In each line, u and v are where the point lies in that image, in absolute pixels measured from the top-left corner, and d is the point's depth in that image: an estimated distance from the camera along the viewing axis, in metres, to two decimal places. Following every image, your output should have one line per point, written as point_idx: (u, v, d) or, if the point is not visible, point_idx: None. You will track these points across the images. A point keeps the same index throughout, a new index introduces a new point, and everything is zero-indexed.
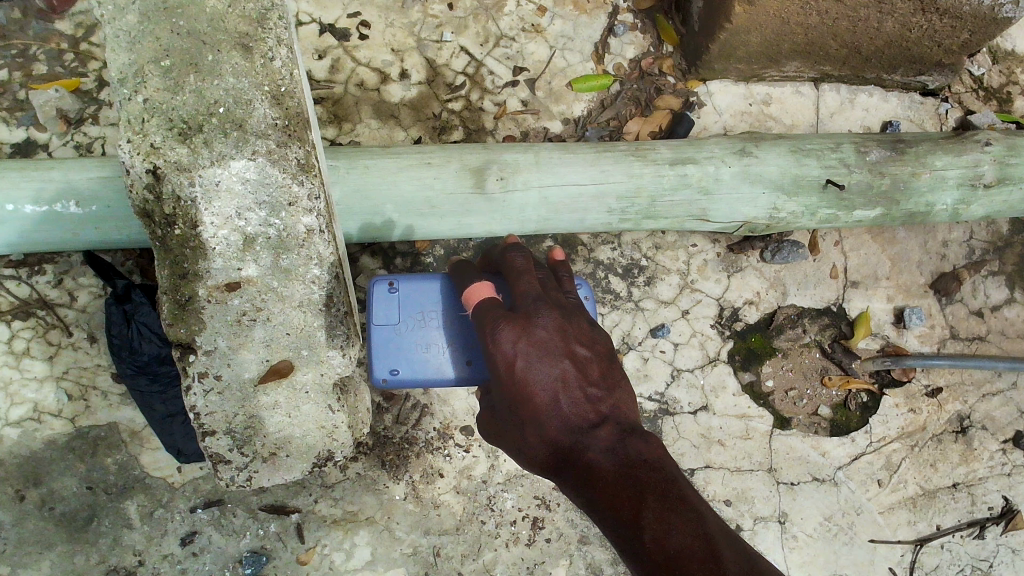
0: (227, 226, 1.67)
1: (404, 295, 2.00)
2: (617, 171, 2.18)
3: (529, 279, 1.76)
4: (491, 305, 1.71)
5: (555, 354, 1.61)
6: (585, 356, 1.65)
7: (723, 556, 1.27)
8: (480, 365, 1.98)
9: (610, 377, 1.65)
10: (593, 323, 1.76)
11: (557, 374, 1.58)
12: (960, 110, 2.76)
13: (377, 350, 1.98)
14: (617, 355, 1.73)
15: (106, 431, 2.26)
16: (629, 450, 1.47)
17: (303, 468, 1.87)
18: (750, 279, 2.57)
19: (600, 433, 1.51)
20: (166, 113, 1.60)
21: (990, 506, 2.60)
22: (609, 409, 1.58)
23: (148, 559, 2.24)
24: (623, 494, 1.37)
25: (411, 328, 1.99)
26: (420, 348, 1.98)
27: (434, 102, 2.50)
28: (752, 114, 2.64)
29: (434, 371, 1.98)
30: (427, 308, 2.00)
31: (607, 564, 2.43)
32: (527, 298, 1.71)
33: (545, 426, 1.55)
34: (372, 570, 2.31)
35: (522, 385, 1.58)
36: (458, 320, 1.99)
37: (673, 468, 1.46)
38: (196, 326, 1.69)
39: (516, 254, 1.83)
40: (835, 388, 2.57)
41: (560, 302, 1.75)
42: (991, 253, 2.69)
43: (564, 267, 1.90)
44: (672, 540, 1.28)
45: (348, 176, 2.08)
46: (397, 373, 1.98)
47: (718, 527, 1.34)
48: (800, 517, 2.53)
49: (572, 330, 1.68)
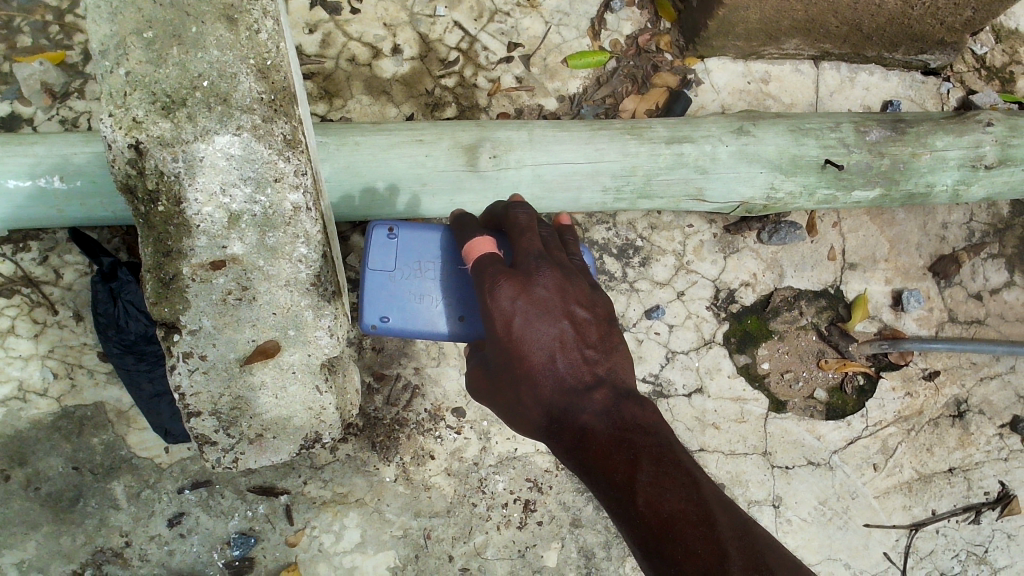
0: (212, 203, 1.63)
1: (402, 242, 1.92)
2: (611, 149, 2.14)
3: (531, 237, 1.64)
4: (491, 259, 1.62)
5: (555, 313, 1.55)
6: (583, 318, 1.60)
7: (717, 520, 1.29)
8: (473, 322, 1.90)
9: (608, 339, 1.63)
10: (594, 285, 1.69)
11: (555, 334, 1.55)
12: (961, 90, 2.71)
13: (370, 295, 1.90)
14: (615, 316, 1.68)
15: (92, 410, 2.23)
16: (624, 415, 1.47)
17: (290, 450, 1.85)
18: (747, 260, 2.54)
19: (595, 396, 1.50)
20: (148, 86, 1.56)
21: (986, 491, 2.58)
22: (605, 372, 1.57)
23: (135, 540, 2.22)
24: (617, 457, 1.38)
25: (406, 277, 1.91)
26: (414, 298, 1.90)
27: (427, 78, 2.45)
28: (751, 92, 2.59)
29: (425, 323, 1.90)
30: (425, 259, 1.92)
31: (599, 547, 2.41)
32: (528, 256, 1.61)
33: (539, 386, 1.53)
34: (362, 552, 2.30)
35: (519, 344, 1.54)
36: (456, 273, 1.90)
37: (667, 432, 1.47)
38: (179, 305, 1.65)
39: (519, 210, 1.70)
40: (831, 370, 2.54)
41: (562, 263, 1.66)
42: (991, 236, 2.65)
43: (571, 232, 1.78)
44: (666, 503, 1.30)
45: (337, 153, 2.05)
46: (387, 321, 1.90)
47: (711, 491, 1.36)
48: (794, 501, 2.51)
49: (573, 291, 1.60)
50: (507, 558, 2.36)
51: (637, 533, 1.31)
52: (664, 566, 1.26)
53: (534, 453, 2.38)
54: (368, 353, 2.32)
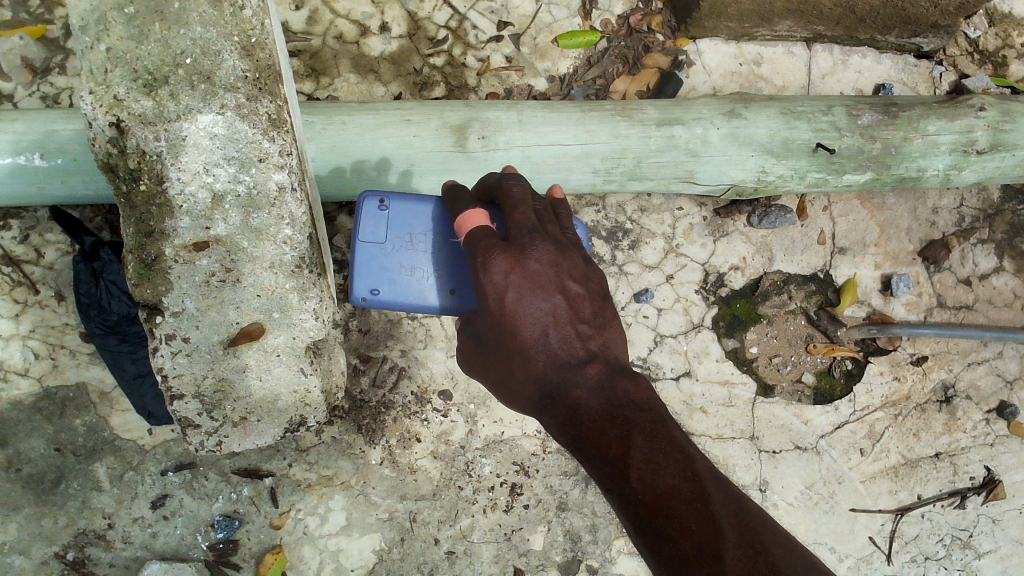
0: (195, 182, 1.60)
1: (394, 214, 1.88)
2: (602, 131, 2.12)
3: (526, 211, 1.61)
4: (484, 233, 1.59)
5: (549, 288, 1.54)
6: (578, 293, 1.58)
7: (711, 496, 1.29)
8: (465, 296, 1.88)
9: (602, 315, 1.62)
10: (588, 259, 1.67)
11: (549, 309, 1.53)
12: (954, 74, 2.69)
13: (360, 267, 1.87)
14: (608, 292, 1.67)
15: (74, 391, 2.20)
16: (617, 390, 1.46)
17: (274, 434, 1.78)
18: (736, 243, 2.52)
19: (589, 371, 1.49)
20: (130, 63, 1.54)
21: (972, 476, 2.58)
22: (598, 348, 1.56)
23: (118, 522, 2.19)
24: (610, 433, 1.37)
25: (397, 249, 1.88)
26: (405, 271, 1.87)
27: (415, 56, 2.42)
28: (742, 74, 2.57)
29: (416, 296, 1.88)
30: (417, 231, 1.88)
31: (585, 531, 2.40)
32: (522, 231, 1.58)
33: (532, 360, 1.52)
34: (348, 535, 2.29)
35: (512, 319, 1.52)
36: (448, 246, 1.87)
37: (661, 408, 1.46)
38: (162, 287, 1.62)
39: (513, 183, 1.66)
40: (820, 355, 2.54)
41: (557, 237, 1.63)
42: (981, 221, 2.64)
43: (565, 206, 1.74)
44: (660, 479, 1.28)
45: (324, 132, 2.02)
46: (378, 293, 1.88)
47: (704, 466, 1.35)
48: (781, 485, 2.51)
49: (567, 265, 1.58)
50: (493, 541, 2.35)
51: (630, 509, 1.29)
52: (658, 542, 1.25)
53: (521, 436, 2.37)
54: (354, 335, 2.31)
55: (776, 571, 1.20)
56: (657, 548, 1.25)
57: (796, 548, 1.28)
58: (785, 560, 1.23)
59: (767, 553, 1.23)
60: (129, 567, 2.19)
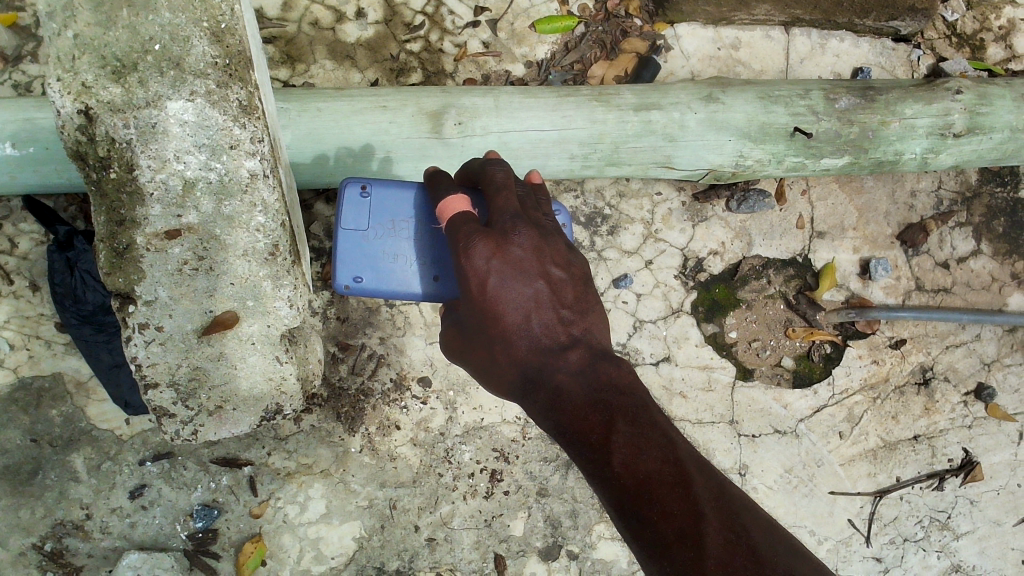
0: (165, 170, 1.59)
1: (376, 201, 1.86)
2: (578, 116, 2.11)
3: (507, 196, 1.59)
4: (465, 218, 1.58)
5: (531, 274, 1.54)
6: (559, 278, 1.58)
7: (694, 480, 1.28)
8: (448, 282, 1.88)
9: (584, 300, 1.61)
10: (569, 244, 1.66)
11: (530, 295, 1.53)
12: (932, 57, 2.69)
13: (342, 255, 1.86)
14: (590, 277, 1.66)
15: (50, 381, 2.20)
16: (599, 374, 1.46)
17: (251, 422, 1.76)
18: (715, 228, 2.53)
19: (570, 356, 1.49)
20: (98, 49, 1.52)
21: (950, 458, 2.60)
22: (580, 333, 1.55)
23: (96, 512, 2.19)
24: (593, 418, 1.37)
25: (380, 236, 1.87)
26: (388, 258, 1.87)
27: (392, 42, 2.40)
28: (720, 59, 2.56)
29: (398, 283, 1.87)
30: (399, 217, 1.87)
31: (566, 516, 2.41)
32: (504, 215, 1.57)
33: (514, 346, 1.52)
34: (328, 523, 2.28)
35: (493, 304, 1.52)
36: (430, 232, 1.87)
37: (643, 392, 1.45)
38: (134, 275, 1.60)
39: (496, 168, 1.64)
40: (799, 339, 2.54)
41: (539, 223, 1.62)
42: (959, 204, 2.65)
43: (545, 192, 1.73)
44: (641, 464, 1.27)
45: (299, 119, 2.01)
46: (361, 281, 1.87)
47: (687, 451, 1.34)
48: (760, 469, 2.52)
49: (548, 250, 1.57)
50: (474, 528, 2.35)
51: (612, 493, 1.29)
52: (640, 527, 1.25)
53: (501, 423, 2.37)
54: (332, 323, 2.30)
55: (758, 554, 1.20)
56: (639, 532, 1.25)
57: (777, 532, 1.27)
58: (766, 544, 1.22)
59: (748, 536, 1.23)
60: (108, 558, 2.19)
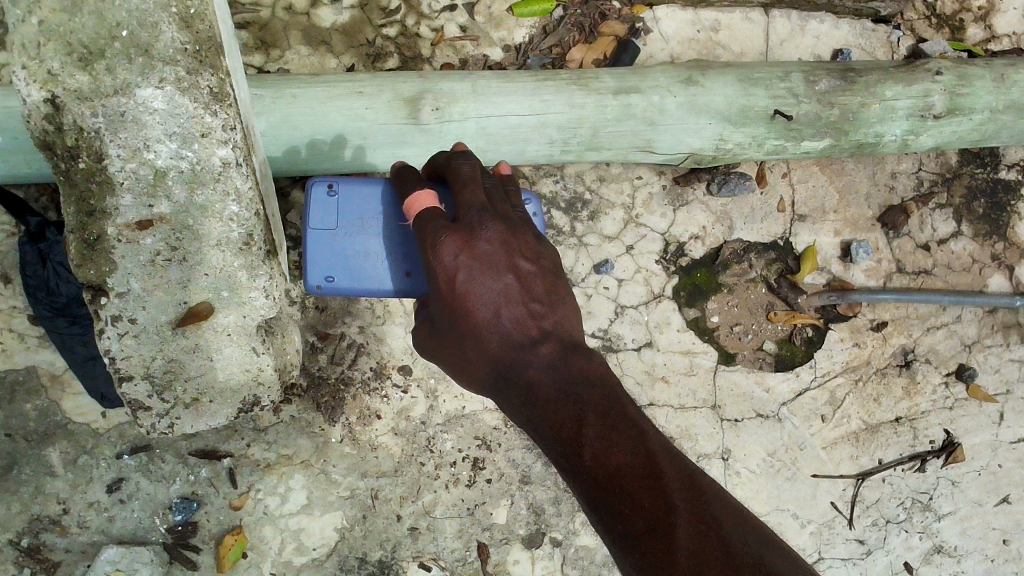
0: (135, 159, 1.56)
1: (343, 199, 1.84)
2: (557, 101, 2.09)
3: (474, 189, 1.57)
4: (432, 214, 1.56)
5: (500, 268, 1.52)
6: (529, 272, 1.57)
7: (665, 471, 1.26)
8: (420, 278, 1.84)
9: (554, 292, 1.60)
10: (538, 236, 1.64)
11: (500, 289, 1.51)
12: (912, 38, 2.68)
13: (313, 254, 1.84)
14: (562, 268, 1.65)
15: (24, 375, 2.17)
16: (571, 367, 1.44)
17: (228, 414, 1.73)
18: (696, 212, 2.52)
19: (542, 350, 1.47)
20: (63, 36, 1.49)
21: (932, 439, 2.60)
22: (552, 326, 1.54)
23: (73, 507, 2.16)
24: (564, 412, 1.36)
25: (349, 234, 1.84)
26: (358, 256, 1.84)
27: (367, 27, 2.37)
28: (700, 41, 2.54)
29: (370, 280, 1.85)
30: (368, 214, 1.84)
31: (549, 504, 2.39)
32: (471, 209, 1.54)
33: (486, 341, 1.50)
34: (309, 514, 2.27)
35: (463, 300, 1.50)
36: (400, 228, 1.84)
37: (615, 384, 1.44)
38: (106, 266, 1.58)
39: (461, 161, 1.62)
40: (780, 323, 2.53)
41: (508, 215, 1.60)
42: (939, 185, 2.64)
43: (514, 183, 1.70)
44: (612, 457, 1.26)
45: (274, 105, 1.97)
46: (333, 280, 1.85)
47: (659, 442, 1.32)
48: (743, 453, 2.52)
49: (517, 243, 1.55)
50: (456, 517, 2.34)
51: (584, 488, 1.28)
52: (613, 521, 1.23)
53: (483, 411, 2.35)
54: (311, 313, 2.28)
55: (727, 544, 1.18)
56: (611, 526, 1.24)
57: (748, 520, 1.26)
58: (736, 533, 1.21)
59: (720, 526, 1.21)
60: (86, 552, 2.17)
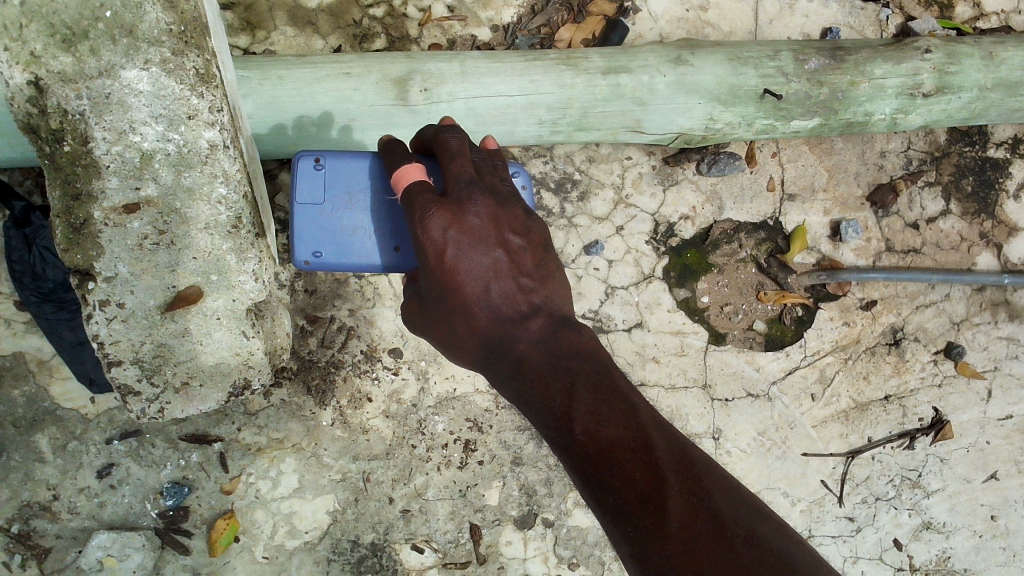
0: (121, 141, 1.54)
1: (330, 174, 1.82)
2: (547, 80, 2.07)
3: (462, 162, 1.56)
4: (420, 188, 1.55)
5: (488, 242, 1.51)
6: (518, 246, 1.56)
7: (655, 443, 1.26)
8: (409, 253, 1.84)
9: (543, 266, 1.59)
10: (527, 210, 1.64)
11: (489, 264, 1.51)
12: (901, 16, 2.67)
13: (300, 230, 1.82)
14: (551, 242, 1.64)
15: (11, 361, 2.15)
16: (561, 341, 1.44)
17: (219, 397, 1.73)
18: (686, 193, 2.52)
19: (531, 325, 1.47)
20: (46, 17, 1.46)
21: (921, 417, 2.61)
22: (540, 301, 1.54)
23: (63, 493, 2.15)
24: (554, 385, 1.35)
25: (337, 209, 1.83)
26: (346, 231, 1.83)
27: (354, 7, 2.35)
28: (689, 21, 2.53)
29: (359, 256, 1.84)
30: (355, 189, 1.83)
31: (540, 485, 2.39)
32: (459, 182, 1.53)
33: (474, 316, 1.50)
34: (301, 497, 2.26)
35: (452, 275, 1.50)
36: (388, 202, 1.83)
37: (605, 357, 1.44)
38: (93, 250, 1.56)
39: (449, 135, 1.60)
40: (770, 302, 2.54)
41: (496, 189, 1.59)
42: (928, 163, 2.64)
43: (502, 156, 1.69)
44: (602, 431, 1.26)
45: (260, 87, 1.95)
46: (321, 256, 1.84)
47: (648, 414, 1.32)
48: (733, 432, 2.53)
49: (506, 218, 1.55)
50: (448, 499, 2.34)
51: (574, 461, 1.28)
52: (603, 493, 1.24)
53: (474, 393, 2.35)
54: (300, 296, 2.27)
55: (717, 516, 1.18)
56: (602, 498, 1.24)
57: (738, 492, 1.26)
58: (727, 505, 1.21)
59: (711, 498, 1.21)
60: (77, 538, 2.16)
